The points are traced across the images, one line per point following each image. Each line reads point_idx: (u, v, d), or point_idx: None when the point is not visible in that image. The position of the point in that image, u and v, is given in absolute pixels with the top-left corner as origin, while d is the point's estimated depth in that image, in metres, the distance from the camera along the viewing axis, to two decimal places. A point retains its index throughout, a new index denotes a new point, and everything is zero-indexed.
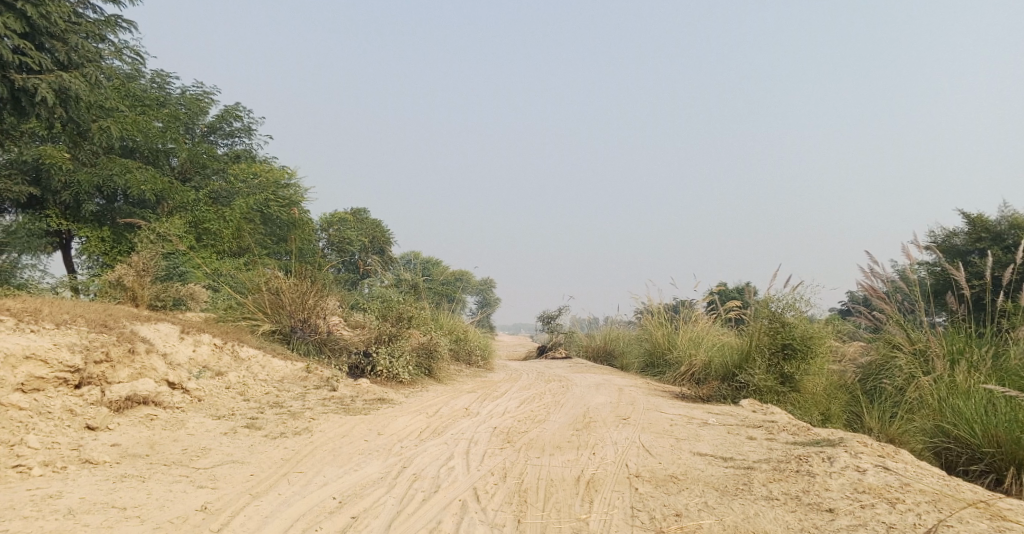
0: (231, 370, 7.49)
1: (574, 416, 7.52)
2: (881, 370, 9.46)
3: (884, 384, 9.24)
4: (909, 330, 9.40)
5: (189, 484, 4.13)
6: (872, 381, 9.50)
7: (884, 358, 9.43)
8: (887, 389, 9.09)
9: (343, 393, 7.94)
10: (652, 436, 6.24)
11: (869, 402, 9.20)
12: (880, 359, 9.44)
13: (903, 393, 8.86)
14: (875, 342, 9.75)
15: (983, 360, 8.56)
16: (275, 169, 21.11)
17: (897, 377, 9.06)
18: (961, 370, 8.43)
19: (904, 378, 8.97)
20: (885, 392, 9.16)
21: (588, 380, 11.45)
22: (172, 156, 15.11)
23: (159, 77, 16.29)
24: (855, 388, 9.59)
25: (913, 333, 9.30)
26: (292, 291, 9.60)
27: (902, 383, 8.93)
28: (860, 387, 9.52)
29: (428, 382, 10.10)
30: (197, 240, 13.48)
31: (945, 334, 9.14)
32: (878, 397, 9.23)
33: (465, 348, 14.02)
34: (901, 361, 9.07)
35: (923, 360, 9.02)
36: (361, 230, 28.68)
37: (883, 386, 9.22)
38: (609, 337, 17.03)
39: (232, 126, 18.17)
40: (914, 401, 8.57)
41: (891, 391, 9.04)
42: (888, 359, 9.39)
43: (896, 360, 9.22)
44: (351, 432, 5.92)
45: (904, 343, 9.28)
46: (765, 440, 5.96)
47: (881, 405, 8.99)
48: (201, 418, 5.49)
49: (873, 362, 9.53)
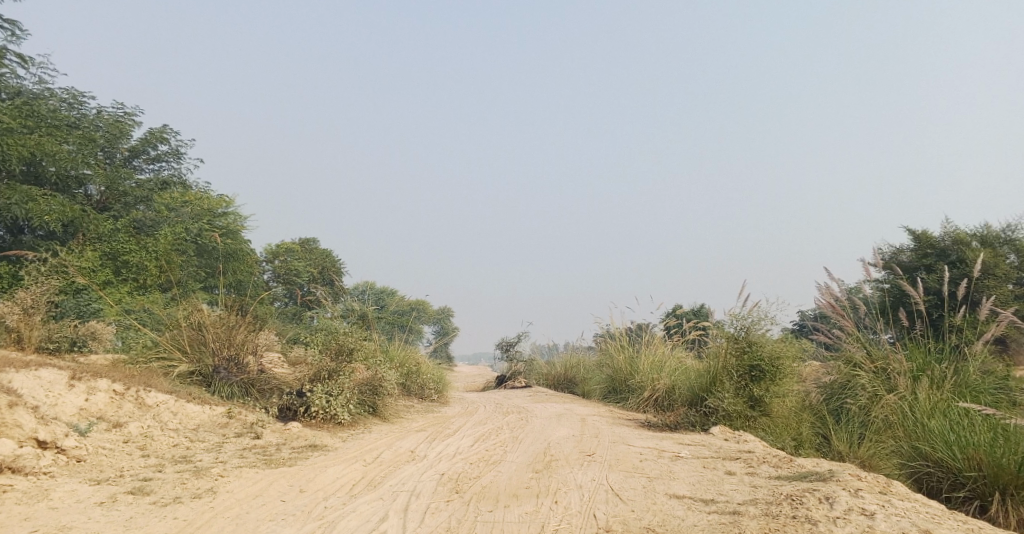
0: (132, 420, 6.54)
1: (532, 454, 6.71)
2: (842, 389, 8.91)
3: (847, 404, 8.67)
4: (870, 348, 9.05)
5: None
6: (835, 400, 8.91)
7: (846, 376, 8.91)
8: (850, 408, 8.53)
9: (268, 440, 6.96)
10: (620, 476, 5.47)
11: (834, 423, 8.61)
12: (841, 377, 8.93)
13: (869, 412, 8.30)
14: (834, 360, 9.26)
15: (945, 376, 8.30)
16: (211, 198, 20.14)
17: (860, 396, 8.54)
18: (925, 387, 8.11)
19: (868, 397, 8.48)
20: (849, 412, 8.58)
21: (548, 410, 10.69)
22: (87, 184, 14.05)
23: (71, 97, 15.10)
24: (820, 408, 8.97)
25: (874, 350, 8.97)
26: (217, 326, 8.63)
27: (867, 402, 8.39)
28: (825, 407, 8.93)
29: (372, 422, 9.16)
30: (115, 275, 12.32)
31: (906, 350, 8.84)
32: (843, 417, 8.62)
33: (418, 381, 13.09)
34: (864, 378, 8.60)
35: (885, 377, 8.64)
36: (309, 260, 27.49)
37: (847, 406, 8.65)
38: (569, 364, 16.30)
39: (157, 150, 16.99)
40: (882, 422, 8.02)
41: (855, 410, 8.48)
42: (850, 377, 8.87)
43: (858, 378, 8.73)
44: (266, 492, 4.95)
45: (866, 361, 8.87)
46: (745, 475, 5.24)
47: (847, 426, 8.38)
48: (73, 486, 4.59)
49: (835, 380, 9.01)
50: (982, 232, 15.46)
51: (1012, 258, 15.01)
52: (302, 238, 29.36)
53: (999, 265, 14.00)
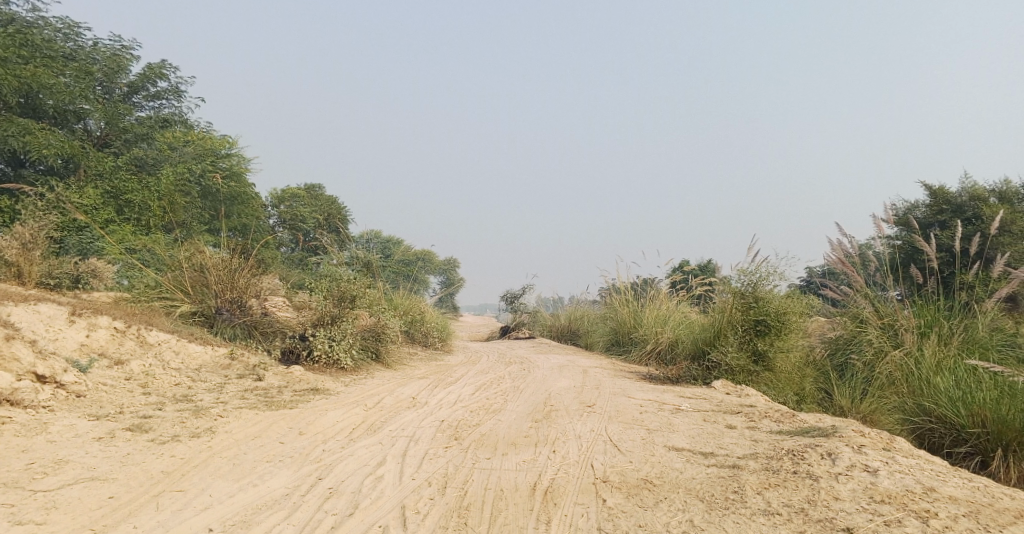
0: (134, 358, 6.54)
1: (533, 404, 6.70)
2: (848, 345, 8.85)
3: (852, 359, 8.61)
4: (878, 304, 8.94)
5: (6, 521, 3.20)
6: (840, 355, 8.85)
7: (852, 332, 8.83)
8: (855, 364, 8.48)
9: (270, 383, 6.97)
10: (619, 427, 5.45)
11: (837, 378, 8.58)
12: (847, 333, 8.85)
13: (873, 368, 8.26)
14: (841, 316, 9.18)
15: (953, 333, 8.23)
16: (214, 139, 19.92)
17: (866, 352, 8.47)
18: (931, 344, 8.05)
19: (873, 352, 8.43)
20: (853, 367, 8.54)
21: (551, 361, 10.70)
22: (86, 118, 13.87)
23: (67, 28, 14.78)
24: (824, 363, 8.93)
25: (881, 307, 8.86)
26: (220, 269, 8.58)
27: (872, 358, 8.33)
28: (830, 362, 8.88)
29: (374, 368, 9.18)
30: (119, 215, 12.23)
31: (914, 307, 8.73)
32: (847, 372, 8.58)
33: (421, 329, 13.11)
34: (871, 335, 8.53)
35: (892, 334, 8.55)
36: (316, 207, 27.35)
37: (852, 362, 8.59)
38: (573, 317, 16.28)
39: (158, 86, 16.70)
40: (887, 378, 7.98)
41: (859, 366, 8.43)
42: (856, 334, 8.80)
43: (864, 334, 8.65)
44: (264, 433, 4.95)
45: (873, 317, 8.78)
46: (746, 429, 5.20)
47: (850, 381, 8.35)
48: (72, 421, 4.59)
49: (841, 336, 8.94)
50: (1001, 188, 15.12)
51: None
52: (309, 184, 29.17)
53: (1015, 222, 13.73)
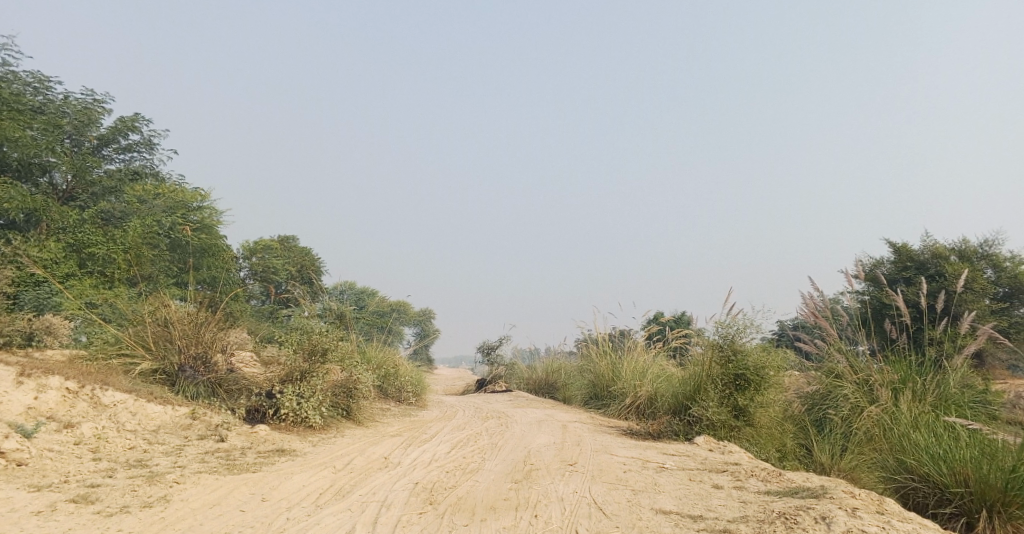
0: (86, 421, 6.14)
1: (512, 463, 6.41)
2: (824, 400, 8.71)
3: (829, 414, 8.47)
4: (852, 359, 8.87)
5: None
6: (816, 410, 8.71)
7: (828, 387, 8.72)
8: (832, 419, 8.33)
9: (233, 444, 6.59)
10: (603, 488, 5.20)
11: (816, 434, 8.41)
12: (823, 388, 8.73)
13: (851, 424, 8.13)
14: (816, 371, 9.08)
15: (927, 389, 8.19)
16: (186, 192, 19.65)
17: (842, 407, 8.34)
18: (907, 401, 7.98)
19: (850, 408, 8.32)
20: (831, 423, 8.38)
21: (528, 416, 10.41)
22: (52, 171, 13.57)
23: (37, 81, 14.60)
24: (802, 418, 8.77)
25: (856, 361, 8.80)
26: (185, 324, 8.23)
27: (849, 413, 8.22)
28: (808, 417, 8.72)
29: (345, 426, 8.81)
30: (81, 268, 11.83)
31: (887, 362, 8.68)
32: (825, 428, 8.41)
33: (395, 384, 12.73)
34: (847, 390, 8.43)
35: (867, 389, 8.45)
36: (289, 259, 26.98)
37: (829, 417, 8.44)
38: (550, 369, 16.02)
39: (129, 139, 16.48)
40: (865, 435, 7.83)
41: (836, 422, 8.28)
42: (832, 388, 8.70)
43: (840, 389, 8.54)
44: (224, 500, 4.61)
45: (849, 372, 8.69)
46: (734, 489, 4.99)
47: (828, 438, 8.18)
48: (9, 493, 4.22)
49: (816, 390, 8.82)
50: (961, 247, 15.46)
51: (990, 273, 15.10)
52: (282, 236, 28.86)
53: (977, 280, 13.98)
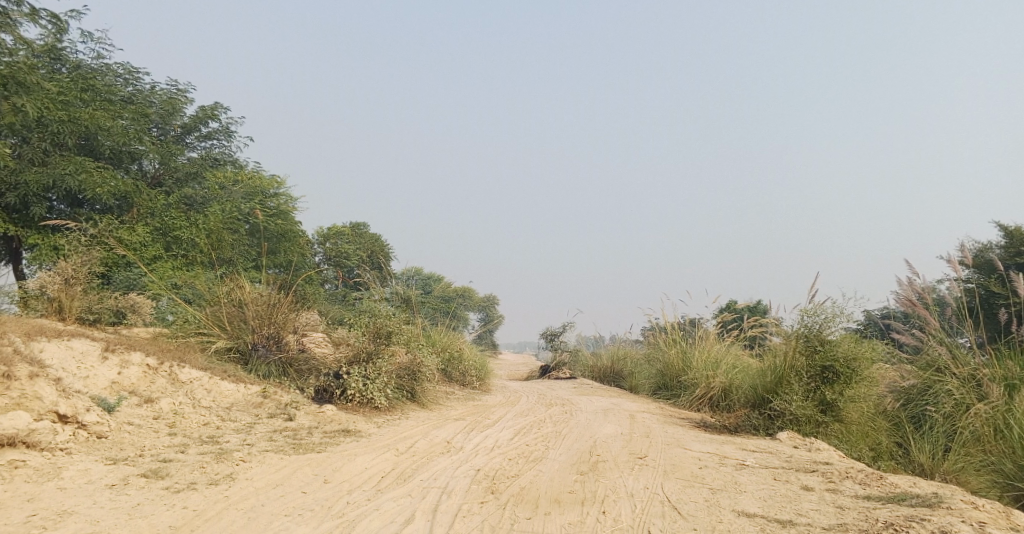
0: (164, 396, 6.28)
1: (578, 453, 6.18)
2: (922, 395, 8.06)
3: (928, 411, 7.82)
4: (956, 351, 8.14)
5: None
6: (913, 407, 8.06)
7: (927, 381, 8.05)
8: (932, 417, 7.69)
9: (300, 423, 6.63)
10: (677, 485, 4.88)
11: (913, 432, 7.82)
12: (921, 382, 8.07)
13: (954, 423, 7.48)
14: (913, 364, 8.40)
15: None
16: (263, 179, 20.28)
17: (943, 404, 7.69)
18: (1022, 398, 7.22)
19: (953, 404, 7.64)
20: (930, 421, 7.74)
21: (595, 404, 10.13)
22: (142, 159, 14.09)
23: (128, 73, 15.23)
24: (896, 415, 8.14)
25: (961, 354, 8.06)
26: (258, 304, 8.36)
27: (951, 410, 7.56)
28: (903, 414, 8.09)
29: (410, 408, 8.78)
30: (166, 250, 12.28)
31: (997, 356, 7.95)
32: (923, 426, 7.78)
33: (459, 368, 12.71)
34: (951, 385, 7.74)
35: (974, 385, 7.76)
36: (359, 243, 27.48)
37: (928, 414, 7.79)
38: (616, 357, 15.65)
39: (210, 128, 17.03)
40: (971, 435, 7.18)
41: (937, 419, 7.63)
42: (932, 383, 8.02)
43: (941, 384, 7.85)
44: (288, 481, 4.57)
45: (952, 365, 7.97)
46: (826, 492, 4.61)
47: (927, 437, 7.54)
48: (86, 465, 4.29)
49: (914, 385, 8.17)
50: None
51: None
52: (353, 222, 29.44)
53: None
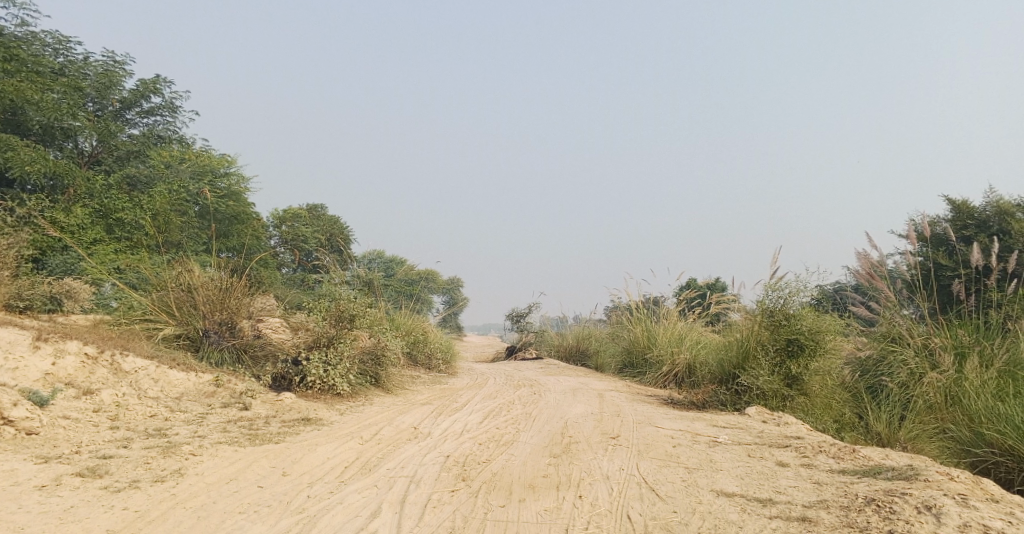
0: (105, 388, 5.86)
1: (549, 435, 6.00)
2: (877, 365, 8.13)
3: (884, 381, 7.89)
4: (912, 323, 8.20)
5: None
6: (869, 377, 8.14)
7: (882, 351, 8.12)
8: (888, 386, 7.77)
9: (257, 412, 6.30)
10: (652, 465, 4.75)
11: (872, 402, 7.87)
12: (876, 352, 8.15)
13: (909, 392, 7.54)
14: (870, 336, 8.45)
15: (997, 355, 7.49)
16: (213, 158, 19.50)
17: (898, 374, 7.75)
18: (973, 366, 7.30)
19: (908, 374, 7.70)
20: (886, 390, 7.81)
21: (562, 383, 10.00)
22: (78, 137, 13.36)
23: (58, 43, 14.34)
24: (853, 386, 8.22)
25: (917, 325, 8.12)
26: (209, 289, 7.93)
27: (906, 379, 7.62)
28: (861, 385, 8.15)
29: (373, 393, 8.50)
30: (109, 234, 11.64)
31: (950, 326, 8.02)
32: (880, 396, 7.87)
33: (424, 351, 12.45)
34: (906, 355, 7.79)
35: (928, 354, 7.84)
36: (317, 227, 26.78)
37: (884, 384, 7.87)
38: (582, 336, 15.56)
39: (152, 102, 16.20)
40: (925, 404, 7.25)
41: (892, 389, 7.70)
42: (887, 353, 8.08)
43: (897, 354, 7.92)
44: (242, 475, 4.27)
45: (908, 336, 8.02)
46: (802, 468, 4.53)
47: (884, 406, 7.60)
48: (13, 465, 3.92)
49: (869, 355, 8.24)
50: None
51: None
52: (311, 204, 28.70)
53: None
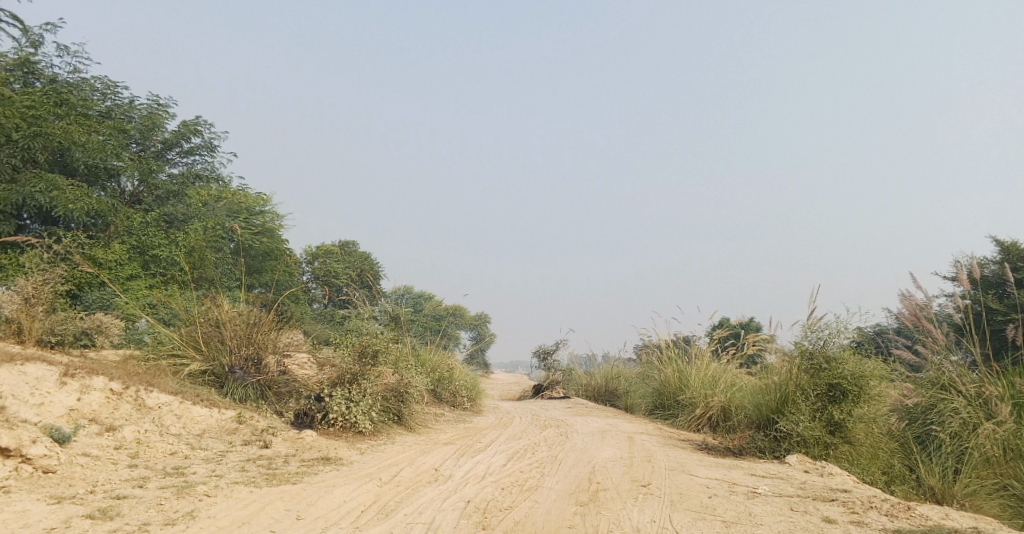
0: (128, 424, 5.79)
1: (576, 480, 5.74)
2: (926, 413, 7.66)
3: (934, 431, 7.43)
4: (962, 369, 7.77)
5: None
6: (917, 426, 7.68)
7: (931, 399, 7.65)
8: (938, 436, 7.34)
9: (277, 451, 6.17)
10: (686, 518, 4.47)
11: (921, 453, 7.44)
12: (924, 400, 7.67)
13: (962, 444, 7.10)
14: (917, 382, 8.03)
15: None
16: (248, 196, 19.85)
17: (949, 423, 7.28)
18: None
19: (960, 423, 7.27)
20: (937, 441, 7.34)
21: (590, 425, 9.69)
22: (122, 177, 13.71)
23: (105, 87, 14.86)
24: (901, 435, 7.75)
25: (968, 372, 7.69)
26: (236, 324, 7.90)
27: (958, 430, 7.19)
28: (909, 434, 7.71)
29: (396, 431, 8.32)
30: (143, 269, 11.79)
31: (1004, 374, 7.58)
32: (930, 447, 7.40)
33: (449, 389, 12.27)
34: (957, 404, 7.36)
35: (981, 404, 7.39)
36: (348, 262, 26.98)
37: (934, 434, 7.41)
38: (611, 376, 15.21)
39: (192, 143, 16.60)
40: (981, 457, 6.81)
41: (943, 440, 7.22)
42: (936, 401, 7.65)
43: (947, 402, 7.49)
44: (256, 519, 4.11)
45: (959, 383, 7.59)
46: (852, 526, 4.30)
47: (935, 459, 7.12)
48: (24, 506, 3.82)
49: (916, 403, 7.77)
50: None
51: None
52: (342, 240, 29.01)
53: None
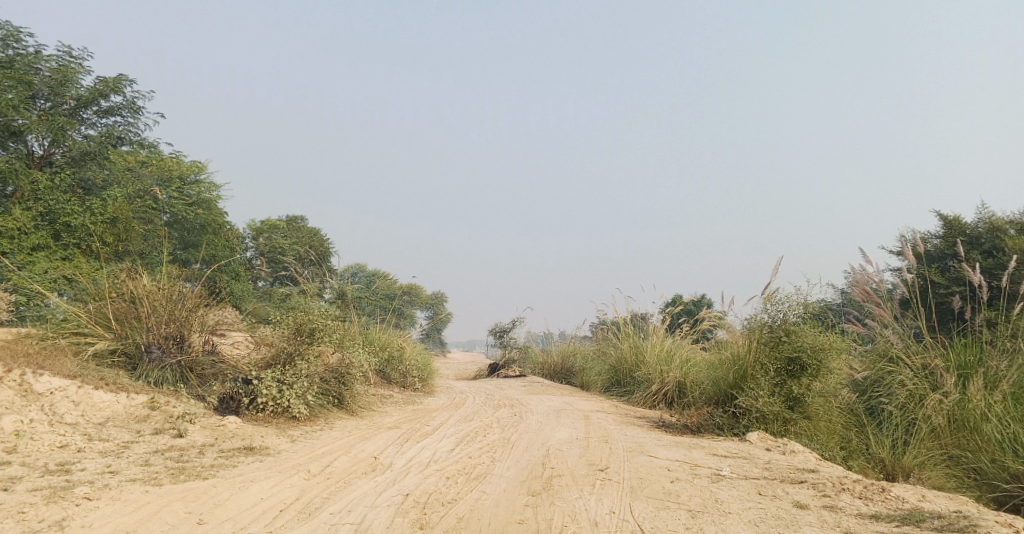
0: (9, 413, 5.01)
1: (528, 466, 5.24)
2: (875, 386, 7.42)
3: (882, 403, 7.21)
4: (909, 340, 7.44)
5: None
6: (868, 399, 7.45)
7: (880, 372, 7.40)
8: (887, 409, 7.06)
9: (192, 440, 5.48)
10: (648, 507, 4.02)
11: (873, 427, 7.16)
12: (874, 373, 7.41)
13: (911, 416, 6.83)
14: (866, 353, 7.71)
15: (1003, 375, 6.69)
16: (180, 164, 18.65)
17: (897, 395, 7.07)
18: (978, 388, 6.57)
19: (907, 396, 7.00)
20: (886, 414, 7.10)
21: (545, 404, 9.23)
22: (27, 137, 12.62)
23: (10, 37, 13.59)
24: (853, 407, 7.52)
25: (913, 343, 7.37)
26: (154, 300, 7.11)
27: (906, 402, 6.94)
28: (860, 406, 7.49)
29: (336, 416, 7.69)
30: (55, 240, 10.76)
31: (949, 344, 7.25)
32: (880, 420, 7.18)
33: (399, 368, 11.69)
34: (904, 376, 7.07)
35: (927, 375, 7.09)
36: (296, 238, 25.86)
37: (883, 406, 7.17)
38: (567, 353, 14.81)
39: (111, 103, 15.39)
40: (928, 428, 6.52)
41: (891, 412, 7.01)
42: (884, 374, 7.34)
43: (895, 374, 7.22)
44: (144, 527, 3.48)
45: (906, 354, 7.28)
46: (825, 511, 3.91)
47: (884, 431, 6.91)
48: None
49: (865, 376, 7.51)
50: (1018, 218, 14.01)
51: None
52: (290, 217, 27.91)
53: None
